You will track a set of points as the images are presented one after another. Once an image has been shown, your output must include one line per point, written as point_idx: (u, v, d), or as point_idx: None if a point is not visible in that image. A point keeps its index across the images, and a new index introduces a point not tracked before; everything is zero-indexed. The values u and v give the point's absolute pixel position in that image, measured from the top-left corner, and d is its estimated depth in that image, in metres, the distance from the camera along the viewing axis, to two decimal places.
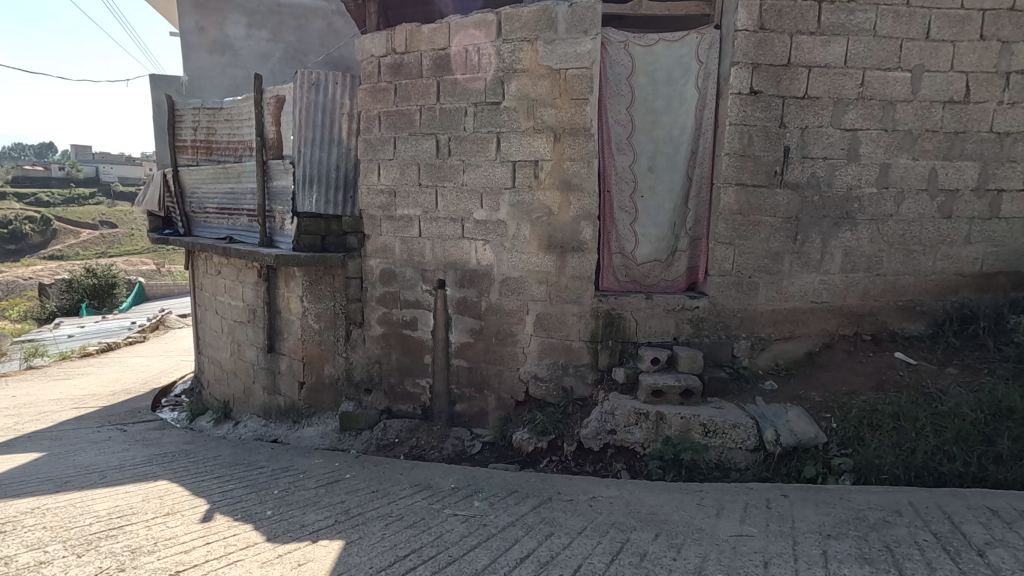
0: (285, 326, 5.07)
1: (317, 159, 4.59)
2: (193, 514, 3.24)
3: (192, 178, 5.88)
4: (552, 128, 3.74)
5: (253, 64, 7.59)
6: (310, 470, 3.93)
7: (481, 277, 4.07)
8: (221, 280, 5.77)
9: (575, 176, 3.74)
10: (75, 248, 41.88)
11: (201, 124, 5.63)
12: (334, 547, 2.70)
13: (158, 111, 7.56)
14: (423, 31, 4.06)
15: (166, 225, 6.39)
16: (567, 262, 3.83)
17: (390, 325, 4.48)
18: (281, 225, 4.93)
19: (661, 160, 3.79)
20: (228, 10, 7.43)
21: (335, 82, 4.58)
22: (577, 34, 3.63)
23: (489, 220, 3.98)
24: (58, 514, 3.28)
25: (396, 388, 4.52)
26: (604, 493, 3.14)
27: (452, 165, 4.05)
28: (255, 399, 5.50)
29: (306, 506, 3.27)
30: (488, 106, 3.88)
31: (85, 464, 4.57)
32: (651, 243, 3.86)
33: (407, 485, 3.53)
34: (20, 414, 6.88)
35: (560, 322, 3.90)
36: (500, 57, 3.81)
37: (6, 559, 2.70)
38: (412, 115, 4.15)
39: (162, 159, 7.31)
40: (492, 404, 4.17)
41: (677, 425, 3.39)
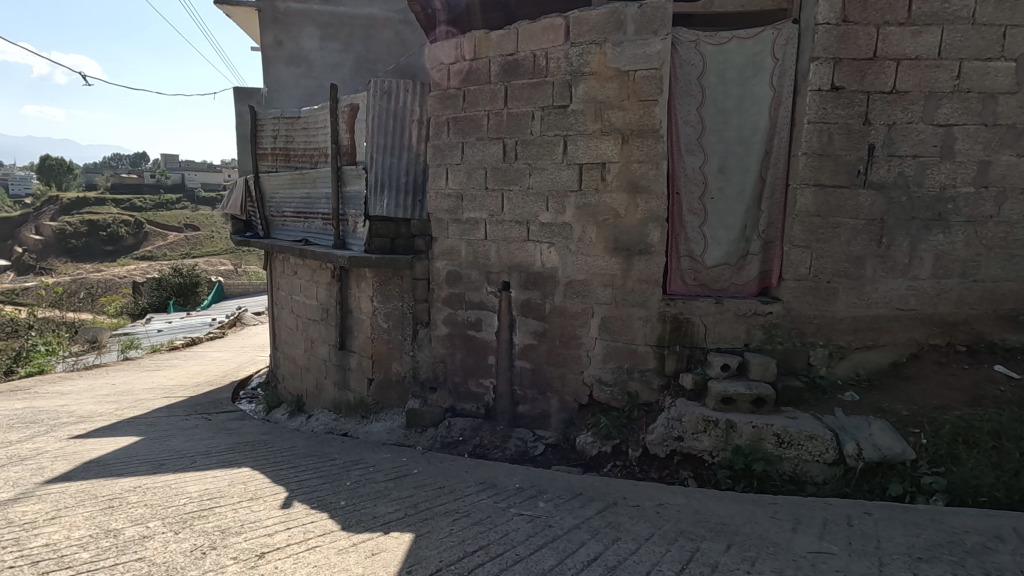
0: (356, 324, 5.29)
1: (388, 165, 4.78)
2: (274, 500, 3.44)
3: (272, 184, 6.24)
4: (619, 130, 3.72)
5: (327, 75, 7.98)
6: (379, 464, 4.08)
7: (546, 279, 4.09)
8: (296, 280, 6.08)
9: (643, 178, 3.70)
10: (162, 249, 45.42)
11: (280, 132, 5.97)
12: (404, 539, 2.80)
13: (241, 122, 8.07)
14: (491, 38, 4.15)
15: (247, 228, 6.81)
16: (634, 265, 3.79)
17: (455, 326, 4.58)
18: (354, 228, 5.15)
19: (733, 160, 3.67)
20: (304, 24, 7.85)
21: (405, 90, 4.75)
22: (647, 35, 3.60)
23: (555, 223, 4.00)
24: (156, 493, 3.59)
25: (460, 387, 4.61)
26: (670, 501, 3.09)
27: (518, 168, 4.10)
28: (326, 394, 5.77)
29: (377, 498, 3.40)
30: (555, 110, 3.91)
31: (176, 449, 4.95)
32: (721, 246, 3.75)
33: (472, 482, 3.61)
34: (119, 401, 7.55)
35: (625, 325, 3.86)
36: (569, 61, 3.83)
37: (114, 532, 2.97)
38: (480, 121, 4.24)
39: (244, 166, 7.80)
40: (555, 406, 4.18)
41: (748, 434, 3.28)
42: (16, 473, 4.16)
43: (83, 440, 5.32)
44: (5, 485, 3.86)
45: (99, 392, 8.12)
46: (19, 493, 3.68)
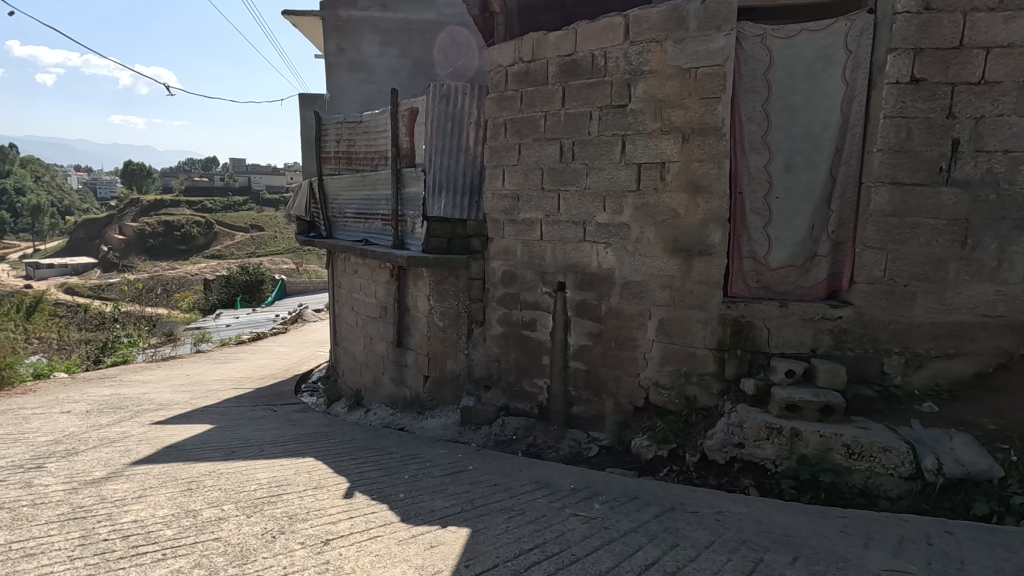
0: (413, 322, 5.43)
1: (445, 166, 4.89)
2: (336, 489, 3.59)
3: (335, 186, 6.49)
4: (680, 128, 3.65)
5: (385, 79, 8.23)
6: (435, 460, 4.18)
7: (602, 280, 4.07)
8: (357, 279, 6.30)
9: (704, 177, 3.62)
10: (230, 249, 48.05)
11: (343, 136, 6.20)
12: (461, 533, 2.85)
13: (305, 127, 8.44)
14: (549, 39, 4.16)
15: (310, 228, 7.12)
16: (693, 266, 3.71)
17: (510, 325, 4.62)
18: (412, 228, 5.29)
19: (801, 158, 3.53)
20: (365, 30, 8.11)
21: (464, 93, 4.84)
22: (710, 31, 3.52)
23: (612, 223, 3.97)
24: (230, 478, 3.81)
25: (513, 386, 4.64)
26: (731, 508, 3.02)
27: (575, 169, 4.10)
28: (384, 389, 5.95)
29: (434, 492, 3.48)
30: (613, 109, 3.88)
31: (246, 437, 5.24)
32: (787, 247, 3.62)
33: (527, 481, 3.64)
34: (193, 390, 8.06)
35: (683, 328, 3.77)
36: (628, 59, 3.80)
37: (193, 513, 3.19)
38: (537, 122, 4.26)
39: (309, 170, 8.16)
40: (610, 408, 4.11)
41: (814, 444, 3.15)
42: (107, 454, 4.52)
43: (163, 426, 5.71)
44: (98, 465, 4.20)
45: (176, 382, 8.69)
46: (110, 472, 4.00)
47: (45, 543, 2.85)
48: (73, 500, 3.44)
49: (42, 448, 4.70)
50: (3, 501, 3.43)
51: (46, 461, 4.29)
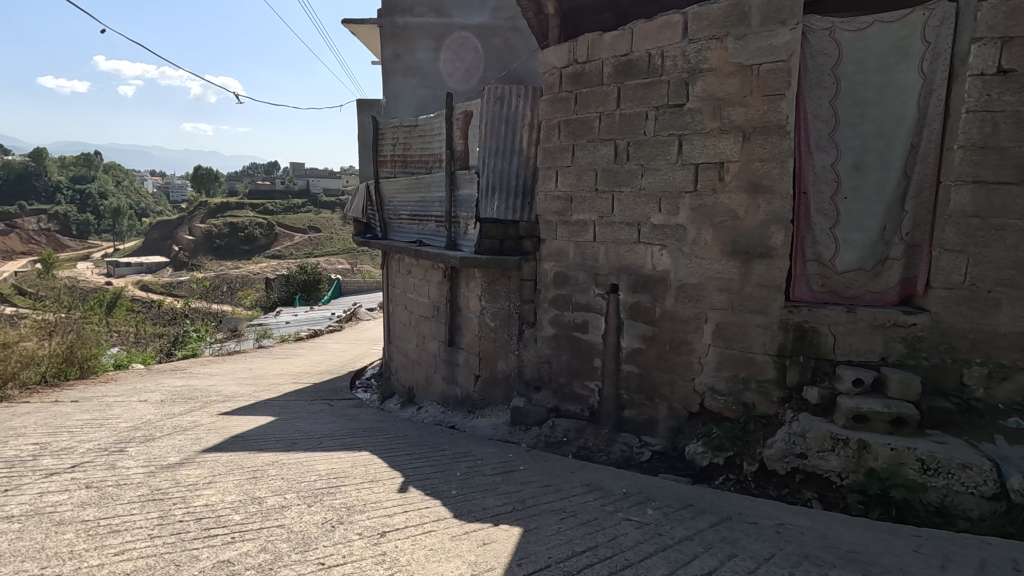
0: (465, 322, 5.51)
1: (499, 168, 4.95)
2: (392, 484, 3.69)
3: (390, 188, 6.68)
4: (741, 127, 3.55)
5: (439, 84, 8.40)
6: (486, 458, 4.23)
7: (656, 282, 4.00)
8: (410, 279, 6.46)
9: (765, 177, 3.50)
10: (289, 249, 50.17)
11: (399, 140, 6.38)
12: (514, 532, 2.87)
13: (362, 131, 8.73)
14: (604, 39, 4.13)
15: (367, 230, 7.35)
16: (753, 269, 3.59)
17: (561, 327, 4.60)
18: (465, 230, 5.37)
19: (871, 156, 3.34)
20: (420, 36, 8.30)
21: (518, 95, 4.87)
22: (774, 26, 3.41)
23: (668, 224, 3.90)
24: (291, 469, 3.99)
25: (564, 388, 4.61)
26: (792, 521, 2.91)
27: (629, 170, 4.05)
28: (436, 388, 6.05)
29: (485, 490, 3.53)
30: (671, 109, 3.82)
31: (305, 430, 5.46)
32: (855, 250, 3.43)
33: (578, 483, 3.63)
34: (256, 384, 8.47)
35: (741, 332, 3.65)
36: (685, 58, 3.73)
37: (259, 500, 3.36)
38: (591, 123, 4.24)
39: (365, 173, 8.43)
40: (663, 413, 4.03)
41: (885, 457, 3.00)
42: (180, 441, 4.82)
43: (230, 416, 6.04)
44: (173, 451, 4.49)
45: (240, 375, 9.17)
46: (183, 458, 4.27)
47: (128, 521, 3.07)
48: (152, 483, 3.69)
49: (123, 433, 5.07)
50: (91, 481, 3.72)
51: (128, 446, 4.62)
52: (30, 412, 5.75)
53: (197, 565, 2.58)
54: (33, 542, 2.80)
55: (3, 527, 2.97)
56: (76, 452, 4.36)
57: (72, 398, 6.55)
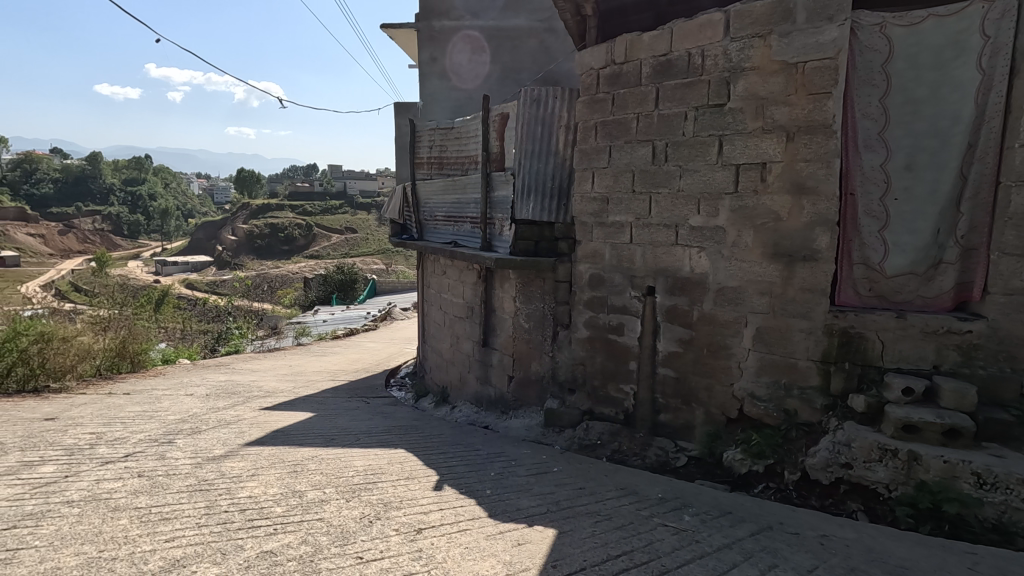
0: (499, 323, 5.54)
1: (535, 169, 4.95)
2: (427, 481, 3.74)
3: (426, 190, 6.76)
4: (785, 127, 3.47)
5: (475, 86, 8.46)
6: (520, 459, 4.24)
7: (694, 285, 3.94)
8: (445, 279, 6.53)
9: (810, 178, 3.40)
10: (326, 249, 51.37)
11: (435, 142, 6.46)
12: (548, 533, 2.87)
13: (399, 134, 8.87)
14: (643, 39, 4.10)
15: (403, 231, 7.46)
16: (796, 272, 3.50)
17: (595, 329, 4.57)
18: (500, 231, 5.39)
19: (924, 156, 3.20)
20: (456, 39, 8.38)
21: (554, 97, 4.87)
22: (821, 23, 3.32)
23: (707, 226, 3.83)
24: (330, 464, 4.09)
25: (598, 391, 4.58)
26: (836, 533, 2.83)
27: (667, 171, 4.00)
28: (469, 388, 6.10)
29: (520, 491, 3.54)
30: (711, 109, 3.75)
31: (343, 427, 5.58)
32: (906, 253, 3.29)
33: (612, 487, 3.61)
34: (295, 380, 8.71)
35: (783, 337, 3.55)
36: (727, 57, 3.66)
37: (299, 493, 3.45)
38: (629, 123, 4.21)
39: (402, 175, 8.57)
40: (700, 418, 3.96)
41: (937, 470, 2.88)
42: (225, 434, 5.00)
43: (271, 411, 6.23)
44: (218, 443, 4.66)
45: (280, 372, 9.44)
46: (228, 451, 4.43)
47: (178, 509, 3.21)
48: (199, 474, 3.84)
49: (172, 425, 5.29)
50: (143, 470, 3.90)
51: (176, 437, 4.82)
52: (87, 404, 6.06)
53: (242, 554, 2.68)
54: (92, 527, 2.96)
55: (65, 511, 3.15)
56: (129, 442, 4.58)
57: (125, 391, 6.87)
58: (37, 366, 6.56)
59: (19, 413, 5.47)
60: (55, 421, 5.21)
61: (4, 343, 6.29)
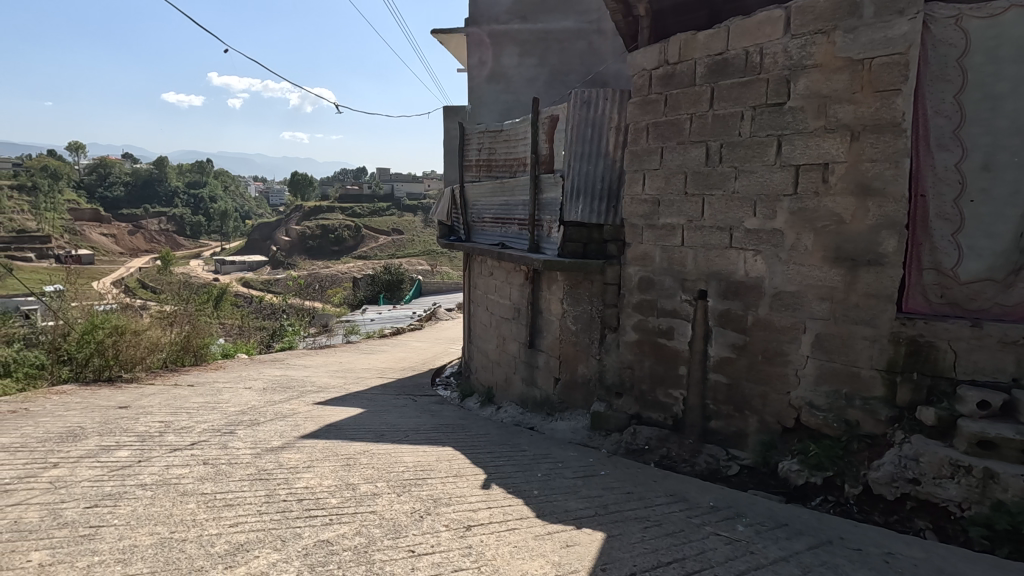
0: (546, 325, 5.56)
1: (584, 171, 4.95)
2: (475, 480, 3.79)
3: (474, 192, 6.84)
4: (849, 126, 3.34)
5: (523, 89, 8.50)
6: (567, 462, 4.24)
7: (749, 289, 3.84)
8: (492, 280, 6.58)
9: (876, 179, 3.26)
10: (374, 250, 52.67)
11: (484, 145, 6.53)
12: (597, 536, 2.86)
13: (448, 137, 9.02)
14: (698, 38, 4.02)
15: (451, 232, 7.58)
16: (859, 277, 3.35)
17: (644, 333, 4.50)
18: (548, 233, 5.40)
19: (1005, 155, 3.00)
20: (505, 43, 8.46)
21: (605, 98, 4.85)
22: (890, 17, 3.17)
23: (763, 229, 3.73)
24: (381, 459, 4.20)
25: (646, 395, 4.51)
26: (902, 551, 2.70)
27: (722, 172, 3.92)
28: (515, 389, 6.13)
29: (567, 493, 3.54)
30: (769, 108, 3.65)
31: (392, 423, 5.72)
32: (982, 258, 3.10)
33: (662, 493, 3.56)
34: (345, 377, 8.98)
35: (845, 345, 3.41)
36: (788, 54, 3.56)
37: (353, 486, 3.57)
38: (682, 124, 4.14)
39: (451, 177, 8.71)
40: (754, 426, 3.85)
41: (1016, 490, 2.71)
42: (281, 427, 5.21)
43: (323, 406, 6.45)
44: (276, 435, 4.86)
45: (331, 368, 9.76)
46: (285, 442, 4.61)
47: (240, 496, 3.37)
48: (258, 463, 4.02)
49: (233, 417, 5.56)
50: (208, 458, 4.11)
51: (237, 428, 5.06)
52: (156, 394, 6.45)
53: (300, 542, 2.79)
54: (163, 509, 3.15)
55: (139, 494, 3.36)
56: (194, 431, 4.84)
57: (189, 382, 7.26)
58: (111, 357, 7.04)
59: (96, 400, 5.88)
60: (128, 409, 5.57)
61: (83, 336, 6.84)
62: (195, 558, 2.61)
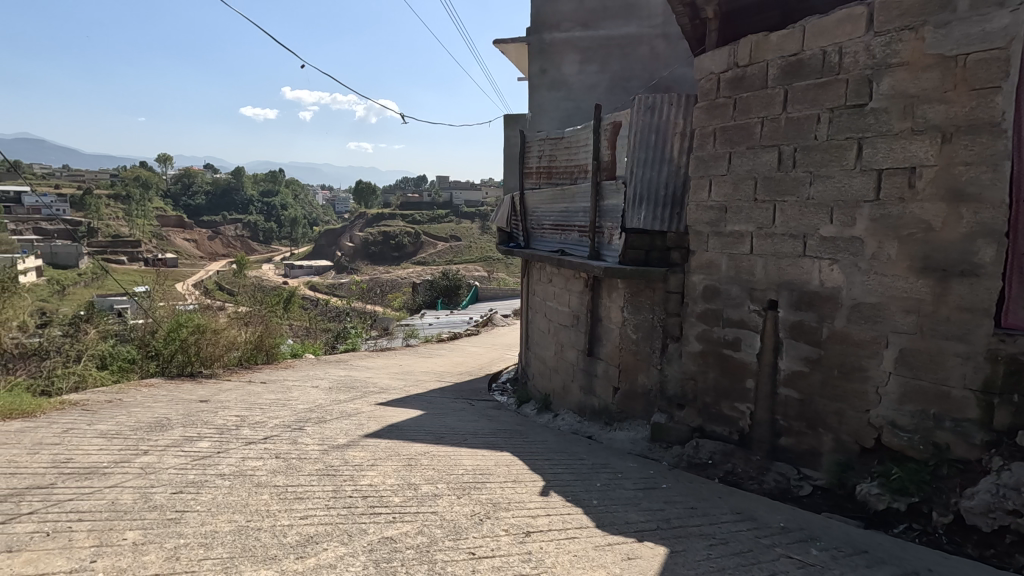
0: (606, 333, 5.49)
1: (647, 177, 4.87)
2: (533, 486, 3.79)
3: (534, 199, 6.87)
4: (939, 127, 3.12)
5: (583, 95, 8.47)
6: (627, 472, 4.17)
7: (824, 300, 3.65)
8: (551, 287, 6.58)
9: (971, 183, 3.03)
10: (432, 256, 53.88)
11: (545, 152, 6.56)
12: (659, 551, 2.80)
13: (509, 145, 9.11)
14: (770, 39, 3.89)
15: (510, 239, 7.64)
16: (951, 289, 3.11)
17: (709, 343, 4.36)
18: (609, 240, 5.35)
19: None
20: (566, 50, 8.46)
21: (670, 104, 4.78)
22: (988, 9, 2.94)
23: (841, 237, 3.54)
24: (441, 461, 4.28)
25: (710, 408, 4.36)
26: None
27: (795, 177, 3.76)
28: (572, 397, 6.09)
29: (627, 504, 3.47)
30: (849, 110, 3.47)
31: (451, 426, 5.82)
32: None
33: (727, 510, 3.43)
34: (405, 379, 9.23)
35: (933, 361, 3.17)
36: (869, 53, 3.38)
37: (414, 486, 3.65)
38: (752, 128, 4.01)
39: (511, 184, 8.78)
40: (828, 445, 3.65)
41: None
42: (346, 425, 5.42)
43: (385, 407, 6.65)
44: (342, 433, 5.05)
45: (391, 370, 10.05)
46: (350, 440, 4.79)
47: (310, 490, 3.53)
48: (325, 459, 4.20)
49: (302, 414, 5.83)
50: (280, 452, 4.33)
51: (305, 425, 5.29)
52: (233, 389, 6.86)
53: (366, 537, 2.89)
54: (240, 498, 3.34)
55: (218, 483, 3.58)
56: (267, 426, 5.11)
57: (262, 379, 7.68)
58: (193, 354, 7.55)
59: (181, 394, 6.33)
60: (208, 403, 5.95)
61: (169, 333, 7.41)
62: (270, 546, 2.75)
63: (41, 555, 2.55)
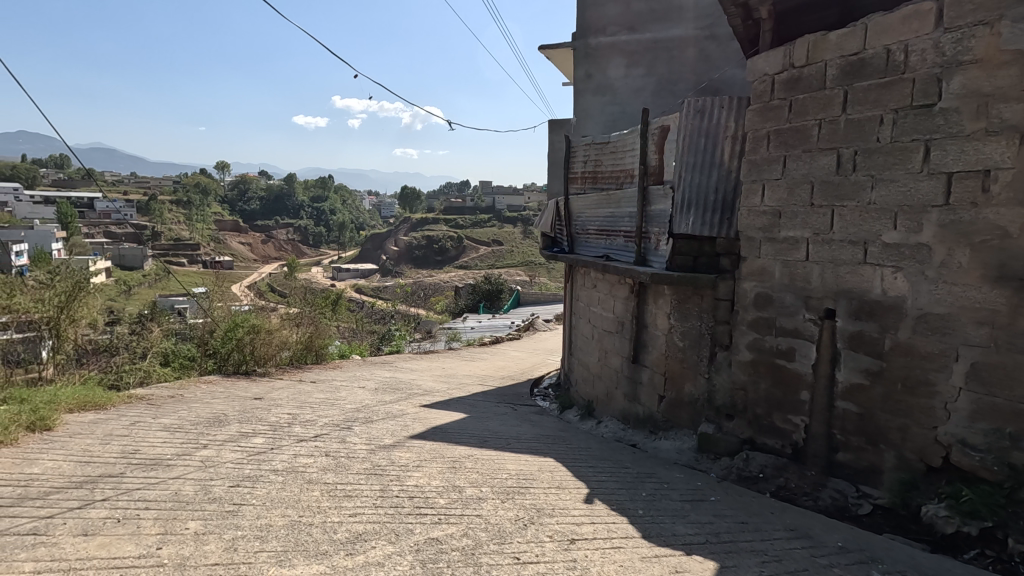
0: (651, 340, 5.40)
1: (696, 182, 4.77)
2: (577, 493, 3.76)
3: (579, 204, 6.84)
4: (1016, 128, 2.93)
5: (630, 99, 8.39)
6: (673, 483, 4.09)
7: (887, 310, 3.47)
8: (596, 292, 6.53)
9: None
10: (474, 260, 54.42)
11: (590, 157, 6.52)
12: (708, 566, 2.73)
13: (553, 150, 9.11)
14: (829, 38, 3.75)
15: (554, 244, 7.62)
16: None
17: (761, 352, 4.23)
18: (656, 245, 5.27)
19: None
20: (612, 54, 8.41)
21: (721, 107, 4.68)
22: None
23: (905, 243, 3.37)
24: (484, 464, 4.31)
25: (761, 419, 4.23)
26: None
27: (855, 181, 3.61)
28: (616, 404, 6.02)
29: (674, 516, 3.40)
30: (915, 110, 3.31)
31: (493, 430, 5.86)
32: None
33: (780, 527, 3.31)
34: (448, 382, 9.34)
35: (1010, 377, 2.97)
36: (938, 51, 3.21)
37: (459, 489, 3.69)
38: (809, 131, 3.87)
39: (555, 189, 8.77)
40: (891, 462, 3.47)
41: None
42: (392, 426, 5.53)
43: (429, 409, 6.75)
44: (388, 434, 5.16)
45: (435, 373, 10.20)
46: (396, 441, 4.89)
47: (358, 489, 3.61)
48: (373, 459, 4.29)
49: (349, 413, 5.99)
50: (329, 450, 4.46)
51: (353, 424, 5.43)
52: (285, 388, 7.13)
53: (412, 537, 2.94)
54: (293, 494, 3.46)
55: (272, 478, 3.72)
56: (317, 424, 5.27)
57: (312, 379, 7.94)
58: (248, 353, 7.87)
59: (237, 391, 6.62)
60: (262, 400, 6.20)
61: (226, 333, 7.78)
62: (321, 542, 2.84)
63: (113, 540, 2.72)
